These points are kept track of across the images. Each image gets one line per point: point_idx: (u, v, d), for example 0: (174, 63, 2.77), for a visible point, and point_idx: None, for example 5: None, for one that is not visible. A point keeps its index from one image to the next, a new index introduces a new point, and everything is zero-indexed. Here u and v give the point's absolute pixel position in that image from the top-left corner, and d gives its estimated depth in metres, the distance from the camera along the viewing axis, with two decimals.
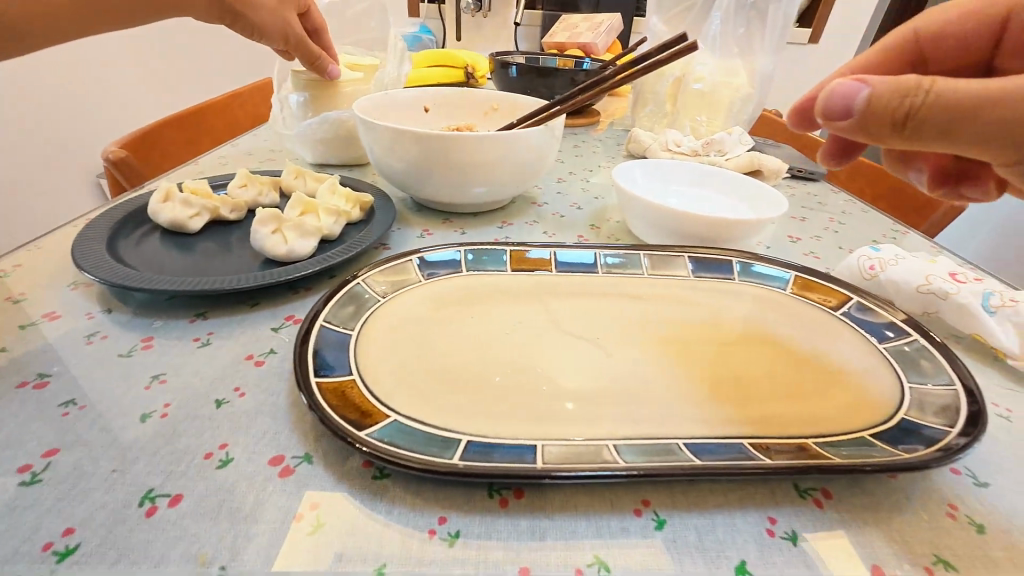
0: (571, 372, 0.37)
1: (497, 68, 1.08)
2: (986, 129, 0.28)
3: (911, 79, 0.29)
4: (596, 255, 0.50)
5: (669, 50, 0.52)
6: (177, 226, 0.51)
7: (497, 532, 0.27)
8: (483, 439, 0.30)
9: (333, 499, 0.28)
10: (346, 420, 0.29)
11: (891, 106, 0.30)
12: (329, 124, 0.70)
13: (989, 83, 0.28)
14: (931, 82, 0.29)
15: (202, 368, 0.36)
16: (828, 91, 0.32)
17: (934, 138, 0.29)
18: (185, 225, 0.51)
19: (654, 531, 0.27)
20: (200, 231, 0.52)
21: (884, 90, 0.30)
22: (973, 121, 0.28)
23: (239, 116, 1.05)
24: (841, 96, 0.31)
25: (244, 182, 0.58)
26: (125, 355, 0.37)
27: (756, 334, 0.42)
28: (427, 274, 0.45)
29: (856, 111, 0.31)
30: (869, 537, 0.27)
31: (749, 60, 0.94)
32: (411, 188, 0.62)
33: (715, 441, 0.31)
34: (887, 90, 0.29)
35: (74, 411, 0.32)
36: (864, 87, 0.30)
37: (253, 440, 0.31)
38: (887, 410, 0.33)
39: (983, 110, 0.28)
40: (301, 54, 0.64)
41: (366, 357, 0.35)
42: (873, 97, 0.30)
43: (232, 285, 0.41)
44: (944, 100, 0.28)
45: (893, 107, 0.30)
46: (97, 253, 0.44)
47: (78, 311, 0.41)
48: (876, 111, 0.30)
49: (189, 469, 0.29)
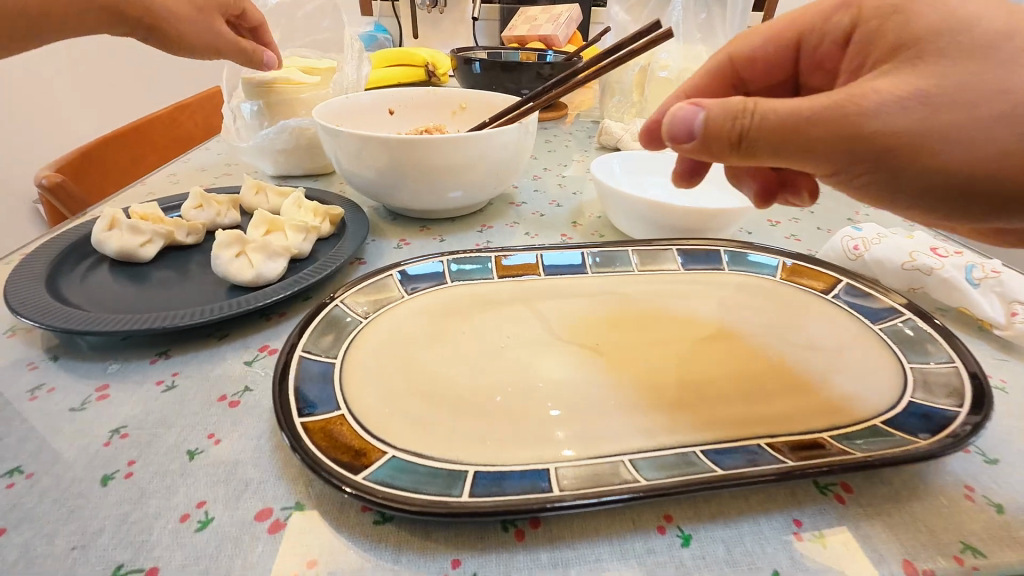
0: (573, 382, 0.35)
1: (460, 65, 1.05)
2: (816, 144, 0.28)
3: (737, 101, 0.30)
4: (584, 254, 0.49)
5: (642, 38, 0.51)
6: (126, 255, 0.46)
7: (517, 570, 0.25)
8: (491, 469, 0.28)
9: (332, 553, 0.25)
10: (339, 464, 0.27)
11: (725, 127, 0.30)
12: (287, 133, 0.66)
13: (804, 101, 0.28)
14: (755, 104, 0.29)
15: (169, 415, 0.33)
16: (670, 117, 0.32)
17: (768, 155, 0.30)
18: (136, 254, 0.46)
19: (681, 549, 0.26)
20: (154, 260, 0.48)
21: (717, 111, 0.30)
22: (802, 137, 0.28)
23: (188, 129, 0.99)
24: (681, 121, 0.32)
25: (199, 202, 0.53)
26: (77, 409, 0.33)
27: (754, 324, 0.42)
28: (410, 289, 0.43)
29: (696, 134, 0.31)
30: (895, 529, 0.27)
31: (711, 45, 0.94)
32: (383, 197, 0.59)
33: (731, 444, 0.30)
34: (718, 111, 0.30)
35: (21, 481, 0.28)
36: (699, 111, 0.31)
37: (235, 494, 0.28)
38: (894, 395, 0.33)
39: (809, 125, 0.28)
40: (237, 57, 0.57)
41: (354, 387, 0.32)
42: (707, 119, 0.30)
43: (196, 319, 0.37)
44: (770, 118, 0.29)
45: (723, 126, 0.30)
46: (35, 295, 0.39)
47: (18, 362, 0.36)
48: (714, 130, 0.30)
49: (163, 537, 0.25)
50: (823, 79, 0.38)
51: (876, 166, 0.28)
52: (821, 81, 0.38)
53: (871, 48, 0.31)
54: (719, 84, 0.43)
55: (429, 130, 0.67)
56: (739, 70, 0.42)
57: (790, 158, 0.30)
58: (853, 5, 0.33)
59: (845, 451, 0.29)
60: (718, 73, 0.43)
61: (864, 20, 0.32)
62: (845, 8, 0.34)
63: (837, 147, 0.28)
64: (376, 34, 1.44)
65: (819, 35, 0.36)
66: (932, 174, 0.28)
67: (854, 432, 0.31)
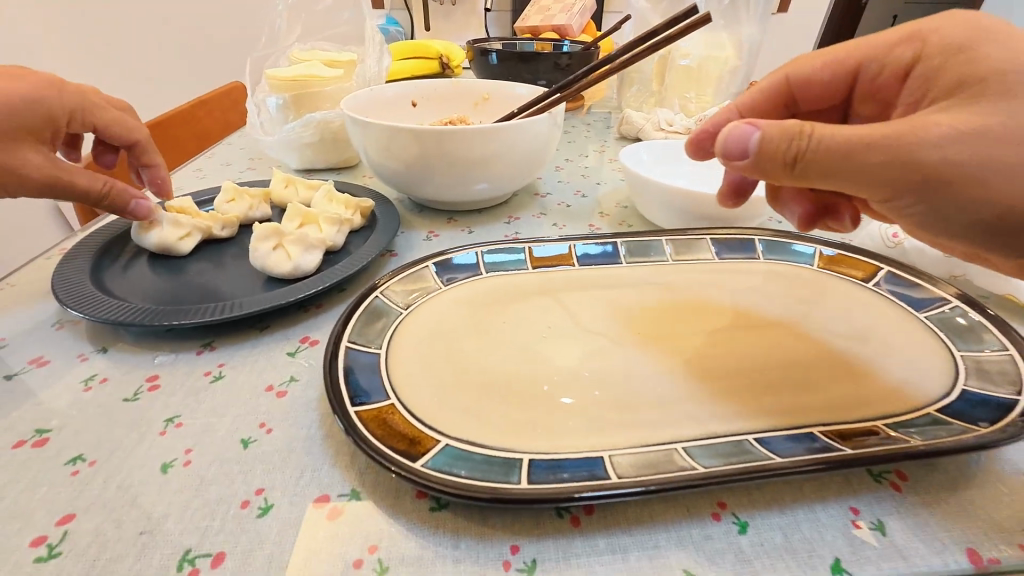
0: (616, 372, 0.35)
1: (477, 57, 1.05)
2: (871, 170, 0.29)
3: (794, 124, 0.31)
4: (617, 244, 0.48)
5: (679, 25, 0.53)
6: (164, 248, 0.47)
7: (576, 557, 0.25)
8: (545, 457, 0.28)
9: (392, 539, 0.26)
10: (395, 451, 0.27)
11: (781, 148, 0.31)
12: (313, 126, 0.66)
13: (860, 128, 0.29)
14: (811, 128, 0.30)
15: (220, 405, 0.33)
16: (725, 134, 0.33)
17: (823, 179, 0.30)
18: (175, 247, 0.47)
19: (739, 536, 0.26)
20: (192, 253, 0.48)
21: (774, 133, 0.31)
22: (856, 163, 0.29)
23: (208, 125, 0.99)
24: (736, 140, 0.32)
25: (232, 196, 0.54)
26: (130, 399, 0.33)
27: (795, 313, 0.41)
28: (447, 280, 0.43)
29: (751, 153, 0.32)
30: (955, 517, 0.26)
31: (734, 31, 0.91)
32: (411, 189, 0.59)
33: (782, 433, 0.30)
34: (775, 133, 0.31)
35: (84, 469, 0.28)
36: (755, 131, 0.32)
37: (293, 481, 0.28)
38: (945, 383, 0.33)
39: (865, 153, 0.29)
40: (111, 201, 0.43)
41: (402, 377, 0.32)
42: (763, 141, 0.31)
43: (240, 311, 0.38)
44: (827, 144, 0.29)
45: (778, 150, 0.31)
46: (81, 287, 0.40)
47: (69, 354, 0.37)
48: (771, 151, 0.31)
49: (227, 522, 0.26)
50: (875, 109, 0.38)
51: (926, 194, 0.29)
52: (873, 110, 0.39)
53: (935, 81, 0.32)
54: (773, 104, 0.43)
55: (454, 121, 0.67)
56: (796, 93, 0.42)
57: (845, 183, 0.30)
58: (918, 39, 0.33)
59: (899, 438, 0.29)
60: (774, 95, 0.42)
61: (927, 55, 0.33)
62: (908, 41, 0.34)
63: (894, 174, 0.29)
64: (388, 26, 1.44)
65: (879, 66, 0.36)
66: (982, 205, 0.29)
67: (908, 420, 0.30)
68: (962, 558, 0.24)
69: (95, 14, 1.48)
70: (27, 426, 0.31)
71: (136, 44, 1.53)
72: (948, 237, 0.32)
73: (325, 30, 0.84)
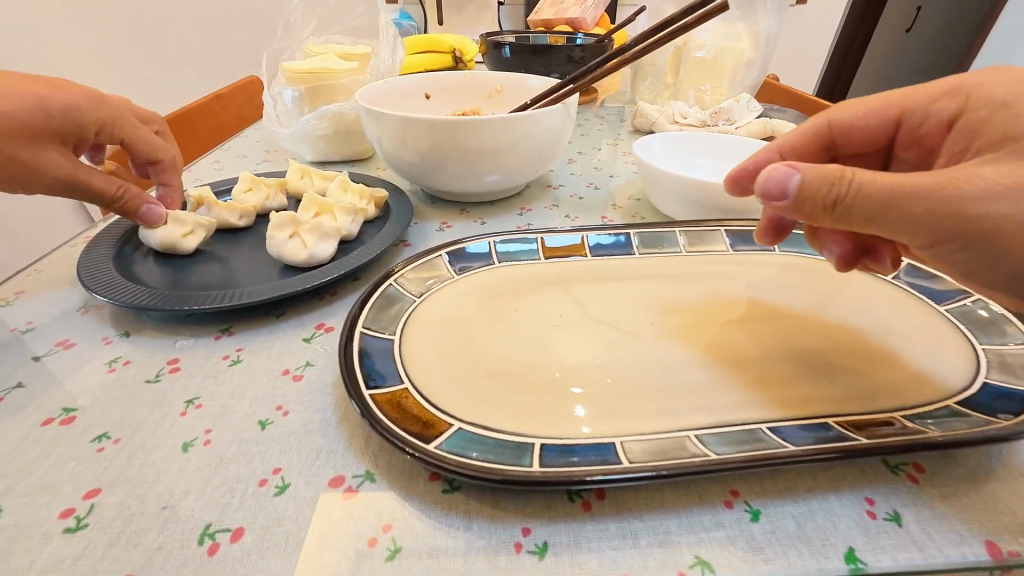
0: (627, 360, 0.35)
1: (490, 50, 1.05)
2: (915, 220, 0.28)
3: (834, 168, 0.29)
4: (629, 234, 0.48)
5: (693, 14, 0.52)
6: (168, 247, 0.46)
7: (587, 540, 0.25)
8: (557, 441, 0.28)
9: (405, 518, 0.26)
10: (409, 433, 0.27)
11: (821, 192, 0.29)
12: (328, 119, 0.67)
13: (904, 176, 0.28)
14: (853, 172, 0.28)
15: (238, 388, 0.34)
16: (763, 175, 0.31)
17: (864, 225, 0.29)
18: (177, 245, 0.46)
19: (751, 523, 0.26)
20: (194, 252, 0.47)
21: (815, 176, 0.29)
22: (900, 212, 0.28)
23: (225, 119, 1.01)
24: (776, 180, 0.30)
25: (250, 186, 0.55)
26: (152, 380, 0.34)
27: (810, 304, 0.41)
28: (459, 269, 0.43)
29: (790, 194, 0.30)
30: (973, 508, 0.26)
31: (751, 22, 0.90)
32: (425, 180, 0.59)
33: (796, 422, 0.30)
34: (817, 176, 0.29)
35: (109, 446, 0.29)
36: (795, 173, 0.30)
37: (309, 462, 0.29)
38: (965, 376, 0.32)
39: (909, 202, 0.27)
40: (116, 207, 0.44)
41: (415, 362, 0.33)
42: (804, 183, 0.29)
43: (257, 297, 0.38)
44: (869, 190, 0.28)
45: (815, 196, 0.29)
46: (105, 273, 0.41)
47: (93, 337, 0.38)
48: (812, 196, 0.29)
49: (246, 500, 0.27)
50: (918, 156, 0.38)
51: (975, 245, 0.28)
52: (917, 159, 0.38)
53: (978, 133, 0.31)
54: (813, 148, 0.41)
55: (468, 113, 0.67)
56: (835, 138, 0.41)
57: (886, 231, 0.29)
58: (962, 93, 0.33)
59: (917, 429, 0.28)
60: (812, 139, 0.41)
61: (972, 107, 0.32)
62: (952, 94, 0.34)
63: (937, 226, 0.28)
64: (400, 21, 1.44)
65: (922, 116, 0.36)
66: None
67: (926, 411, 0.30)
68: (981, 550, 0.24)
69: (95, 14, 1.49)
70: (56, 405, 0.32)
71: (153, 40, 1.55)
72: (988, 290, 0.31)
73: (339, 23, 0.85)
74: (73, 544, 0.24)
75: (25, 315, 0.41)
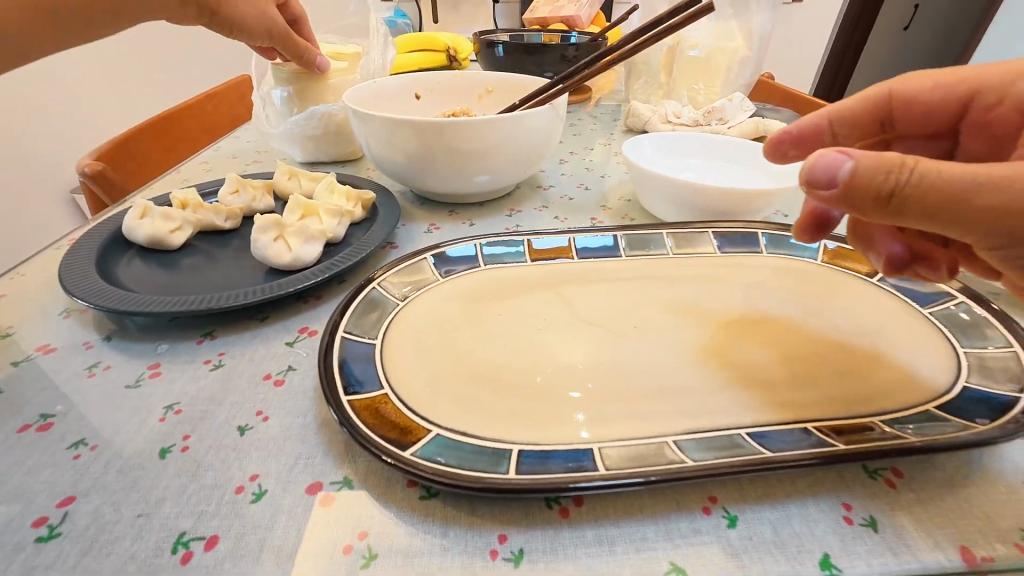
0: (610, 365, 0.35)
1: (483, 48, 1.04)
2: (983, 215, 0.26)
3: (893, 156, 0.27)
4: (617, 236, 0.48)
5: (680, 15, 0.52)
6: (155, 242, 0.47)
7: (563, 546, 0.25)
8: (535, 448, 0.28)
9: (381, 525, 0.26)
10: (386, 440, 0.27)
11: (878, 181, 0.27)
12: (317, 119, 0.66)
13: (975, 166, 0.26)
14: (915, 161, 0.27)
15: (218, 393, 0.34)
16: (808, 161, 0.29)
17: (921, 220, 0.28)
18: (164, 240, 0.47)
19: (727, 530, 0.26)
20: (181, 247, 0.48)
21: (870, 164, 0.27)
22: (967, 203, 0.26)
23: (216, 118, 1.00)
24: (825, 167, 0.28)
25: (236, 187, 0.54)
26: (132, 385, 0.34)
27: (796, 308, 0.40)
28: (444, 272, 0.43)
29: (841, 182, 0.28)
30: (950, 513, 0.26)
31: (745, 20, 0.90)
32: (413, 182, 0.59)
33: (776, 427, 0.30)
34: (872, 164, 0.27)
35: (86, 453, 0.29)
36: (847, 159, 0.28)
37: (287, 468, 0.29)
38: (947, 381, 0.32)
39: (979, 194, 0.26)
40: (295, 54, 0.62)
41: (396, 368, 0.33)
42: (857, 171, 0.28)
43: (240, 301, 0.38)
44: (933, 180, 0.27)
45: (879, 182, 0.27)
46: (87, 277, 0.41)
47: (75, 342, 0.38)
48: (866, 184, 0.28)
49: (222, 507, 0.26)
50: (983, 143, 0.38)
51: None
52: (981, 145, 0.38)
53: None
54: (868, 119, 0.41)
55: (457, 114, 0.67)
56: (893, 109, 0.40)
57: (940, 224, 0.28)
58: None
59: (895, 434, 0.28)
60: (871, 109, 0.40)
61: None
62: None
63: (1005, 222, 0.26)
64: (395, 19, 1.43)
65: (997, 97, 0.35)
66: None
67: (905, 416, 0.30)
68: (957, 556, 0.24)
69: None
70: (34, 411, 0.32)
71: None
72: None
73: (332, 22, 0.84)
74: (46, 553, 0.24)
75: (7, 319, 0.40)
